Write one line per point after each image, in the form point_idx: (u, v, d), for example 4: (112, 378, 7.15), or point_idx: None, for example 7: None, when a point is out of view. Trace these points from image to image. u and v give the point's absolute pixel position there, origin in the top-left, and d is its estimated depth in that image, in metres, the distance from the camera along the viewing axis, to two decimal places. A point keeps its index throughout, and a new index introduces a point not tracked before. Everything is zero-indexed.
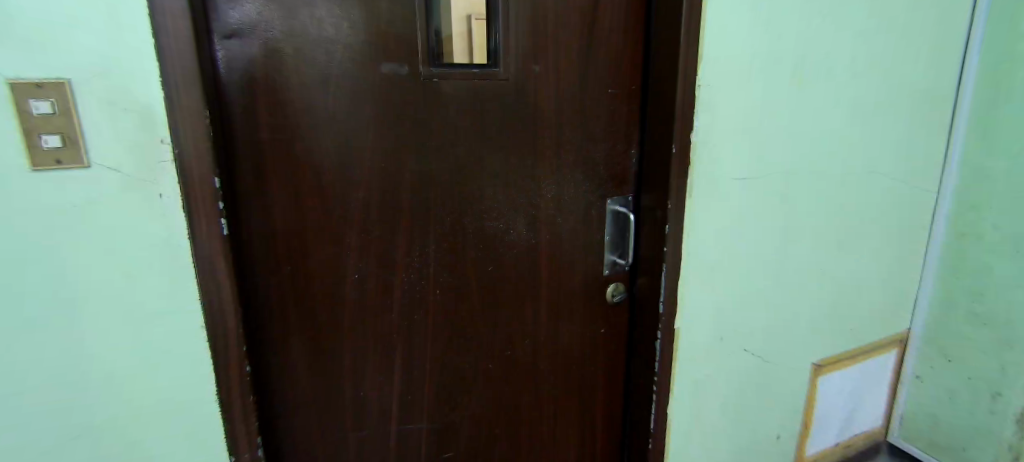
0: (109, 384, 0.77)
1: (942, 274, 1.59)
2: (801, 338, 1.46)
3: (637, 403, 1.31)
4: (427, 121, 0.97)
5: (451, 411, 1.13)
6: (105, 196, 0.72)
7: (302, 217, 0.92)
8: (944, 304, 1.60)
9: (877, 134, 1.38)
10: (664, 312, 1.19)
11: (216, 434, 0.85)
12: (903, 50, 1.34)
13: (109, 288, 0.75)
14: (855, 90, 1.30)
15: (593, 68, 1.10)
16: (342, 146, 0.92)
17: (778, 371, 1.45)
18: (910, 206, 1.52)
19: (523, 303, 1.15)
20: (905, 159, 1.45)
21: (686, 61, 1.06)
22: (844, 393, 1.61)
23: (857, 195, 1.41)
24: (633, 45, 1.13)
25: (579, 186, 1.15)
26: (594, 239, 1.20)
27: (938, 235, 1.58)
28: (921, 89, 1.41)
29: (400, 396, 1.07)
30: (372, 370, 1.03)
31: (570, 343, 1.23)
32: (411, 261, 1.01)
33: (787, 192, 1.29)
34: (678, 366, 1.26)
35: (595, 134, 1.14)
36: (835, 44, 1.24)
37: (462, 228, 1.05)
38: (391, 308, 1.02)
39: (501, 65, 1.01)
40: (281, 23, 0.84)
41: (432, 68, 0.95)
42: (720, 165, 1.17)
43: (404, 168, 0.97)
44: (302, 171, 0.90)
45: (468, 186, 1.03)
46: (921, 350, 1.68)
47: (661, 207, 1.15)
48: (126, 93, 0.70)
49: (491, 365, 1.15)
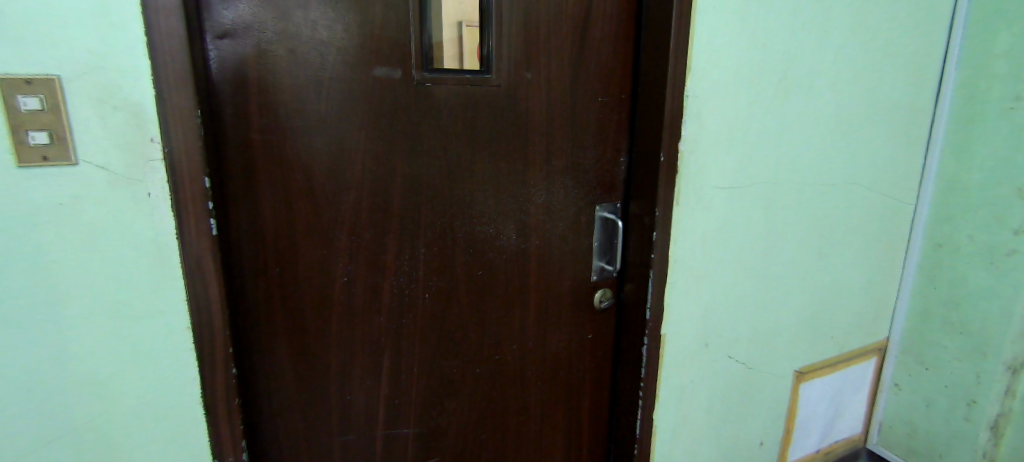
0: (92, 386, 0.76)
1: (920, 285, 1.63)
2: (784, 345, 1.48)
3: (623, 409, 1.31)
4: (418, 125, 0.97)
5: (439, 416, 1.13)
6: (92, 195, 0.71)
7: (291, 218, 0.91)
8: (922, 313, 1.64)
9: (859, 146, 1.41)
10: (651, 318, 1.21)
11: (201, 438, 0.84)
12: (883, 66, 1.38)
13: (93, 288, 0.73)
14: (838, 103, 1.33)
15: (584, 76, 1.11)
16: (333, 148, 0.92)
17: (761, 378, 1.47)
18: (890, 217, 1.56)
19: (512, 308, 1.15)
20: (886, 171, 1.49)
21: (675, 71, 1.08)
22: (825, 400, 1.63)
23: (840, 204, 1.44)
24: (623, 54, 1.14)
25: (569, 192, 1.16)
26: (583, 246, 1.21)
27: (916, 246, 1.62)
28: (901, 103, 1.45)
29: (386, 400, 1.07)
30: (359, 374, 1.03)
31: (558, 348, 1.24)
32: (400, 264, 1.01)
33: (772, 201, 1.32)
34: (664, 372, 1.27)
35: (585, 141, 1.15)
36: (819, 57, 1.27)
37: (452, 232, 1.05)
38: (379, 312, 1.01)
39: (494, 72, 1.02)
40: (274, 25, 0.84)
41: (425, 73, 0.96)
42: (707, 174, 1.19)
43: (395, 171, 0.97)
44: (292, 172, 0.90)
45: (459, 190, 1.04)
46: (899, 358, 1.72)
47: (649, 214, 1.16)
48: (116, 90, 0.70)
49: (479, 370, 1.15)
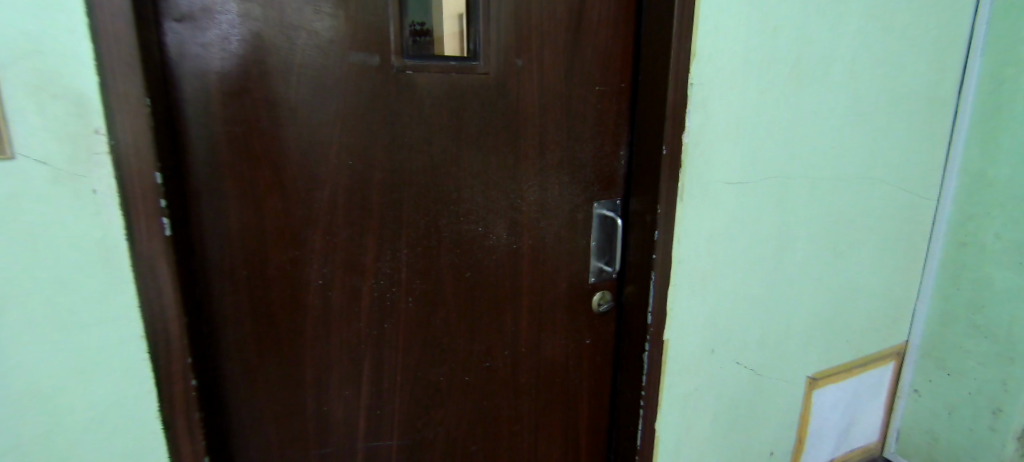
0: (37, 400, 0.70)
1: (941, 286, 1.54)
2: (796, 350, 1.40)
3: (623, 418, 1.24)
4: (399, 116, 0.90)
5: (426, 426, 1.06)
6: (29, 192, 0.64)
7: (260, 217, 0.84)
8: (943, 316, 1.55)
9: (877, 139, 1.32)
10: (652, 323, 1.13)
11: (159, 454, 0.78)
12: (904, 53, 1.29)
13: (34, 293, 0.67)
14: (854, 92, 1.25)
15: (580, 63, 1.03)
16: (306, 141, 0.85)
17: (772, 384, 1.38)
18: (910, 215, 1.46)
19: (503, 311, 1.08)
20: (905, 165, 1.39)
21: (677, 58, 1.00)
22: (839, 407, 1.55)
23: (856, 201, 1.35)
24: (623, 39, 1.06)
25: (563, 188, 1.08)
26: (580, 245, 1.13)
27: (937, 245, 1.53)
28: (923, 93, 1.35)
29: (368, 410, 1.00)
30: (338, 382, 0.96)
31: (553, 354, 1.16)
32: (381, 266, 0.94)
33: (783, 197, 1.23)
34: (666, 379, 1.20)
35: (581, 135, 1.07)
36: (834, 44, 1.18)
37: (437, 231, 0.98)
38: (359, 317, 0.95)
39: (481, 59, 0.94)
40: (238, 5, 0.77)
41: (406, 60, 0.89)
42: (713, 168, 1.11)
43: (374, 166, 0.90)
44: (260, 167, 0.83)
45: (444, 187, 0.97)
46: (919, 363, 1.62)
47: (651, 211, 1.08)
48: (55, 76, 0.63)
49: (467, 377, 1.08)
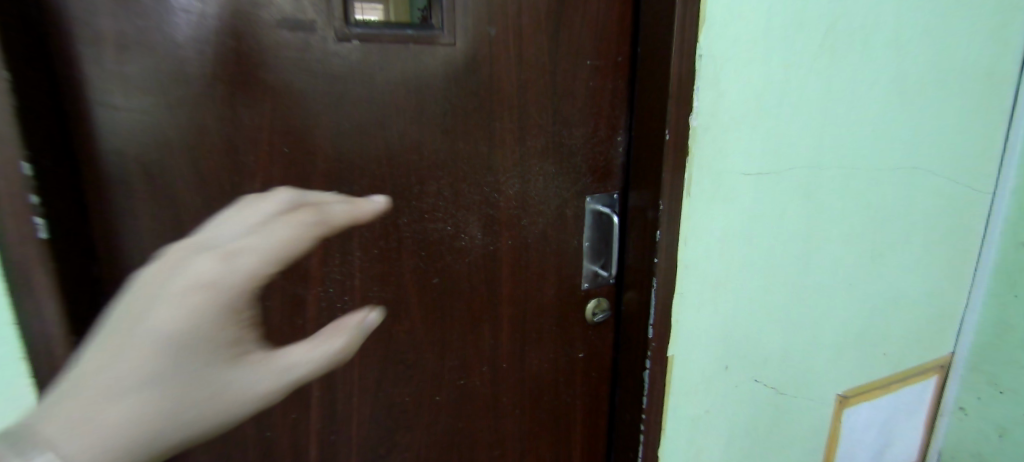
0: None
1: (994, 292, 1.35)
2: (825, 365, 1.23)
3: (622, 443, 1.09)
4: (344, 95, 0.76)
5: (390, 452, 0.93)
6: None
7: (177, 213, 0.72)
8: (996, 326, 1.36)
9: (923, 123, 1.14)
10: (654, 337, 0.98)
11: None
12: (959, 21, 1.09)
13: None
14: (898, 68, 1.06)
15: (567, 34, 0.88)
16: (230, 124, 0.71)
17: (796, 404, 1.21)
18: (961, 211, 1.27)
19: (479, 322, 0.94)
20: (957, 154, 1.20)
21: (682, 25, 0.83)
22: (872, 427, 1.37)
23: (897, 195, 1.17)
24: (620, 5, 0.90)
25: (549, 179, 0.93)
26: (570, 246, 0.99)
27: (991, 245, 1.33)
28: (980, 69, 1.16)
29: (320, 436, 0.87)
30: (281, 405, 0.83)
31: (540, 371, 1.02)
32: (329, 271, 0.81)
33: (809, 191, 1.06)
34: (671, 401, 1.04)
35: (570, 117, 0.92)
36: (876, 9, 0.99)
37: (396, 230, 0.84)
38: (304, 330, 0.81)
39: (446, 28, 0.79)
40: None
41: (351, 28, 0.74)
42: (727, 158, 0.94)
43: (315, 155, 0.76)
44: (175, 153, 0.70)
45: (403, 178, 0.83)
46: (965, 378, 1.44)
47: (652, 206, 0.92)
48: None
49: (439, 397, 0.94)
